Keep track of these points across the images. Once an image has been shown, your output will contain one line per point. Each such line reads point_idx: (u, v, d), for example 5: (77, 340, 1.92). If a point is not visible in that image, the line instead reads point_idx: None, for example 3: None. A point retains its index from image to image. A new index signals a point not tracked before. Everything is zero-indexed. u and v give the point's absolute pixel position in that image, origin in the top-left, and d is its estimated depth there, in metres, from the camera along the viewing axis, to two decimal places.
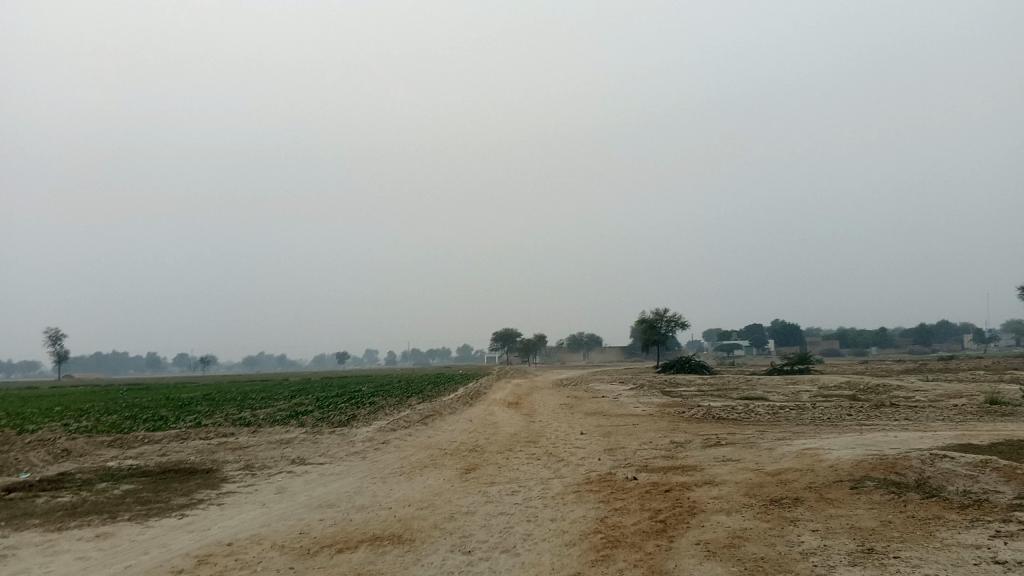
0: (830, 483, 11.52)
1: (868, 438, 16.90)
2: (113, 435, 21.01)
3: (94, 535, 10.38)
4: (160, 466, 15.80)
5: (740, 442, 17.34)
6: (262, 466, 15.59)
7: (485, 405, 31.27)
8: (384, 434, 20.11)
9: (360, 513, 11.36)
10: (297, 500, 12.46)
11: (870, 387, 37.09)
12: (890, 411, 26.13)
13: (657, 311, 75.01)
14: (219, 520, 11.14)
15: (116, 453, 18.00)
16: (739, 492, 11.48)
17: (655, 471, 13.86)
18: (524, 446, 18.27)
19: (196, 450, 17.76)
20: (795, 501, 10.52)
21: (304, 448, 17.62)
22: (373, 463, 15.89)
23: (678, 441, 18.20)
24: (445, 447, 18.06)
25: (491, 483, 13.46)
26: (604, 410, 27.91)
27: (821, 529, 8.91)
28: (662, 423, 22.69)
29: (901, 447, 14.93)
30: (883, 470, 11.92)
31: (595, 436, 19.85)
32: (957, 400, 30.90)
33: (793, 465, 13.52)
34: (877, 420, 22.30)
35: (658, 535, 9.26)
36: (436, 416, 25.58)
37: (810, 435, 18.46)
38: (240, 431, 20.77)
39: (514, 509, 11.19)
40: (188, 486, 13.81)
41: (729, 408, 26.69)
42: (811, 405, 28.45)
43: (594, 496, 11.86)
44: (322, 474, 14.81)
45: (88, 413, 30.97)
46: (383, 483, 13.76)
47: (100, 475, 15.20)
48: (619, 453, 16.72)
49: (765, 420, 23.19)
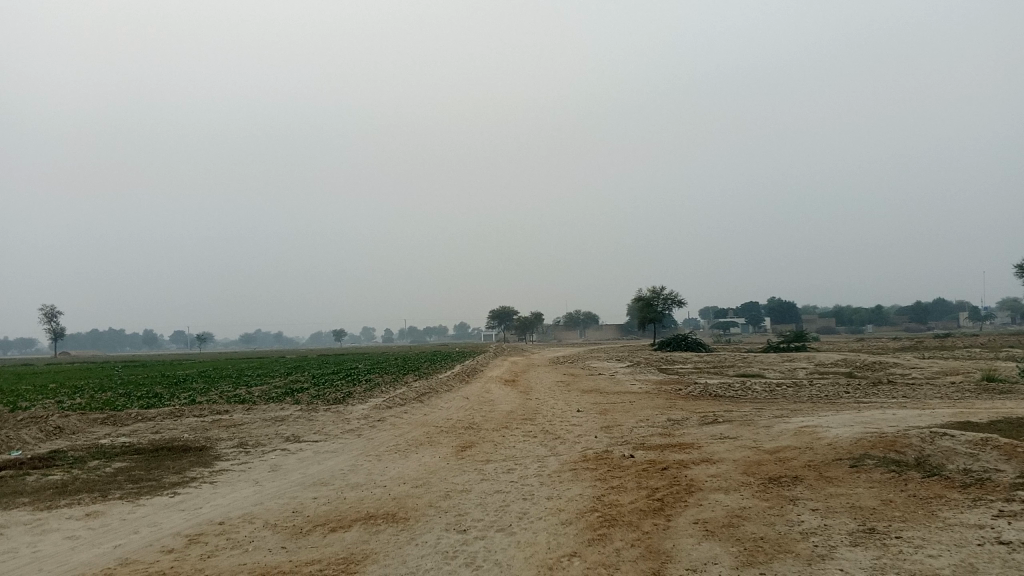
0: (829, 462, 11.40)
1: (866, 416, 16.80)
2: (106, 413, 20.86)
3: (84, 514, 10.23)
4: (154, 444, 15.65)
5: (738, 419, 17.24)
6: (256, 444, 15.44)
7: (482, 382, 31.15)
8: (379, 411, 20.02)
9: (354, 491, 11.22)
10: (291, 478, 12.32)
11: (866, 364, 37.08)
12: (888, 388, 26.07)
13: (654, 288, 74.94)
14: (211, 499, 10.99)
15: (109, 431, 17.83)
16: (737, 470, 11.36)
17: (652, 449, 13.74)
18: (520, 423, 18.16)
19: (190, 427, 17.62)
20: (793, 479, 10.39)
21: (298, 426, 17.50)
22: (368, 441, 15.75)
23: (675, 418, 18.10)
24: (441, 424, 17.94)
25: (486, 461, 13.33)
26: (600, 387, 27.82)
27: (821, 508, 8.78)
28: (659, 401, 22.59)
29: (900, 425, 14.82)
30: (883, 449, 11.80)
31: (592, 413, 19.75)
32: (954, 377, 30.90)
33: (791, 443, 13.40)
34: (875, 398, 22.21)
35: (656, 514, 9.13)
36: (432, 394, 25.46)
37: (807, 412, 18.36)
38: (235, 409, 20.63)
39: (510, 487, 11.06)
40: (181, 464, 13.67)
41: (726, 385, 26.59)
42: (807, 382, 28.43)
43: (591, 474, 11.72)
44: (316, 451, 14.67)
45: (83, 391, 30.75)
46: (377, 460, 13.62)
47: (92, 452, 15.05)
48: (616, 430, 16.62)
49: (762, 398, 23.11)
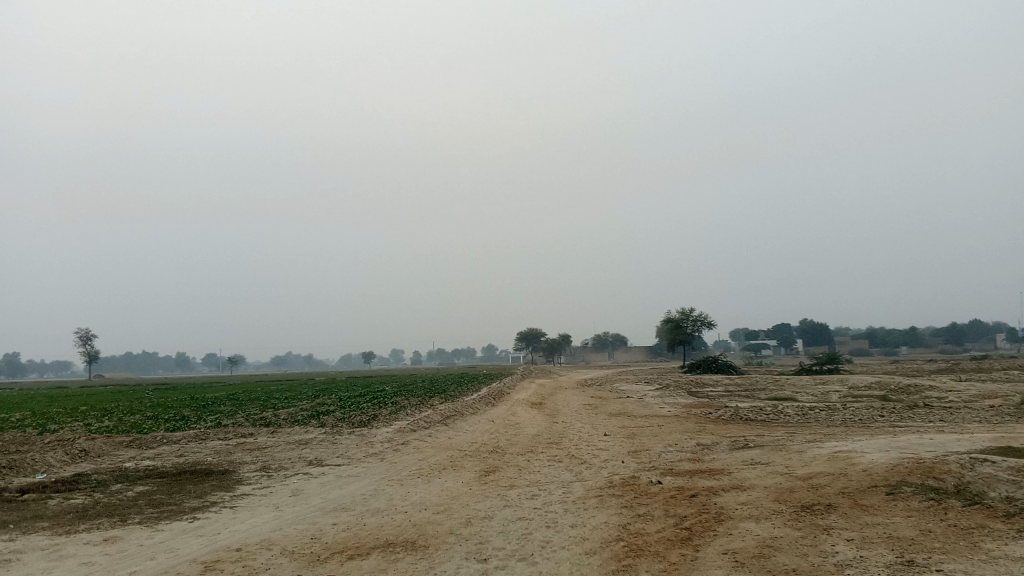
0: (864, 489, 11.00)
1: (903, 441, 16.28)
2: (133, 436, 20.88)
3: (102, 539, 10.13)
4: (177, 467, 15.60)
5: (769, 444, 16.81)
6: (279, 467, 15.33)
7: (508, 405, 30.86)
8: (404, 434, 19.84)
9: (374, 517, 11.02)
10: (311, 503, 12.15)
11: (901, 387, 36.27)
12: (924, 412, 25.42)
13: (683, 310, 74.25)
14: (229, 524, 10.85)
15: (134, 454, 17.84)
16: (768, 497, 10.99)
17: (680, 475, 13.38)
18: (546, 447, 17.87)
19: (214, 450, 17.56)
20: (827, 507, 10.02)
21: (322, 449, 17.38)
22: (391, 465, 15.56)
23: (705, 443, 17.69)
24: (466, 448, 17.71)
25: (510, 486, 13.06)
26: (628, 411, 27.44)
27: (856, 539, 8.41)
28: (689, 424, 22.15)
29: (938, 451, 14.33)
30: (921, 476, 11.36)
31: (619, 437, 19.39)
32: (993, 401, 30.06)
33: (825, 468, 12.98)
34: (911, 422, 21.60)
35: (683, 543, 8.81)
36: (458, 417, 25.24)
37: (841, 437, 17.85)
38: (259, 432, 20.56)
39: (534, 514, 10.79)
40: (202, 488, 13.55)
41: (756, 408, 26.08)
42: (841, 406, 27.83)
43: (617, 501, 11.40)
44: (339, 475, 14.50)
45: (112, 413, 30.95)
46: (400, 485, 13.41)
47: (116, 476, 15.01)
48: (643, 455, 16.27)
49: (794, 421, 22.61)
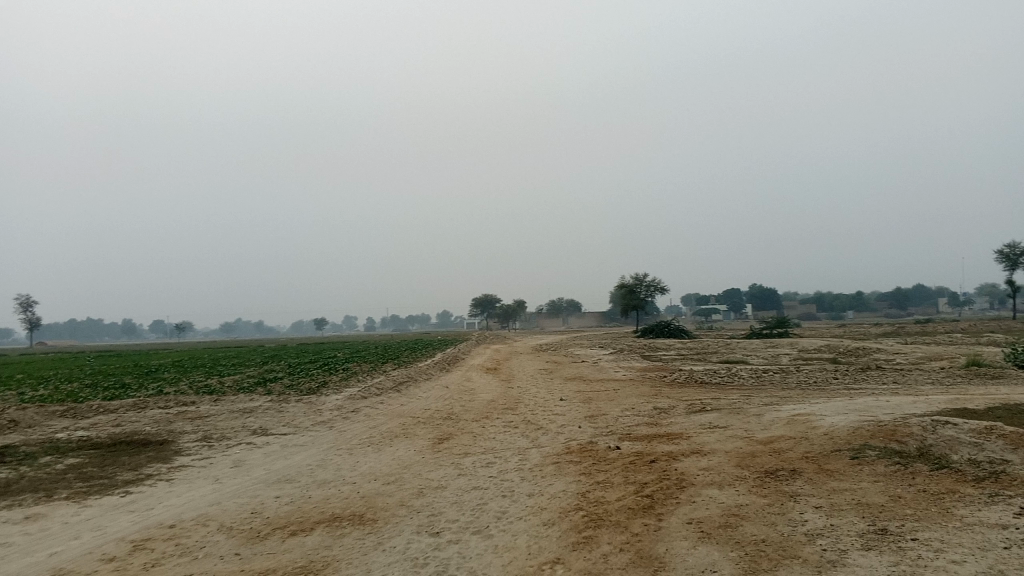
0: (828, 453, 10.71)
1: (860, 403, 16.16)
2: (67, 405, 19.89)
3: (23, 517, 9.38)
4: (112, 437, 14.78)
5: (727, 407, 16.56)
6: (221, 438, 14.60)
7: (462, 370, 30.33)
8: (354, 401, 19.23)
9: (320, 489, 10.44)
10: (253, 475, 11.48)
11: (850, 350, 36.66)
12: (877, 374, 25.60)
13: (636, 276, 74.27)
14: (163, 499, 10.16)
15: (67, 424, 16.96)
16: (730, 462, 10.64)
17: (639, 440, 12.98)
18: (502, 413, 17.40)
19: (154, 419, 16.77)
20: (792, 473, 9.69)
21: (267, 417, 16.70)
22: (340, 433, 14.93)
23: (662, 406, 17.40)
24: (418, 415, 17.16)
25: (464, 454, 12.55)
26: (583, 375, 27.17)
27: (825, 506, 8.07)
28: (644, 388, 21.87)
29: (896, 413, 14.19)
30: (883, 438, 11.14)
31: (575, 402, 19.03)
32: (940, 363, 30.49)
33: (784, 432, 12.70)
34: (865, 384, 21.59)
35: (646, 513, 8.40)
36: (410, 383, 24.59)
37: (798, 400, 17.69)
38: (202, 400, 19.77)
39: (488, 484, 10.30)
40: (138, 460, 12.82)
41: (712, 371, 25.96)
42: (795, 368, 27.90)
43: (575, 468, 10.96)
44: (284, 445, 13.85)
45: (49, 381, 29.70)
46: (349, 455, 12.81)
47: (46, 448, 14.14)
48: (600, 420, 15.89)
49: (749, 385, 22.46)
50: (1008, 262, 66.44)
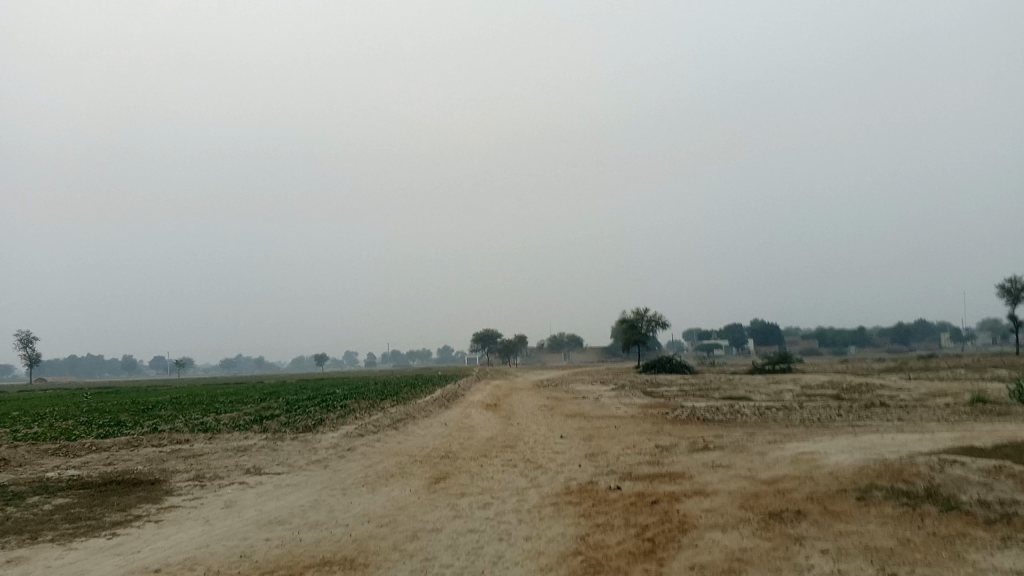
0: (834, 494, 10.43)
1: (865, 441, 15.89)
2: (59, 443, 19.60)
3: (5, 560, 9.13)
4: (103, 477, 14.51)
5: (730, 445, 16.28)
6: (214, 477, 14.34)
7: (462, 407, 30.01)
8: (350, 439, 18.96)
9: (313, 531, 10.17)
10: (244, 516, 11.20)
11: (853, 386, 36.32)
12: (881, 411, 25.31)
13: (637, 311, 74.05)
14: (150, 541, 9.89)
15: (58, 463, 16.68)
16: (734, 503, 10.37)
17: (640, 480, 12.70)
18: (500, 451, 17.12)
19: (146, 458, 16.50)
20: (797, 515, 9.42)
21: (261, 456, 16.42)
22: (335, 472, 14.66)
23: (664, 444, 17.11)
24: (416, 453, 16.88)
25: (461, 495, 12.28)
26: (584, 412, 26.87)
27: (832, 551, 7.81)
28: (646, 426, 21.58)
29: (902, 451, 13.91)
30: (890, 478, 10.88)
31: (575, 439, 18.73)
32: (944, 399, 30.16)
33: (789, 472, 12.42)
34: (869, 421, 21.28)
35: (648, 557, 8.13)
36: (408, 420, 24.29)
37: (802, 437, 17.40)
38: (196, 438, 19.49)
39: (485, 526, 10.03)
40: (127, 500, 12.55)
41: (714, 408, 25.65)
42: (798, 405, 27.59)
43: (575, 510, 10.69)
44: (278, 485, 13.58)
45: (44, 419, 29.40)
46: (343, 495, 12.54)
47: (35, 487, 13.88)
48: (600, 458, 15.61)
49: (752, 422, 22.16)
50: (1010, 297, 66.18)
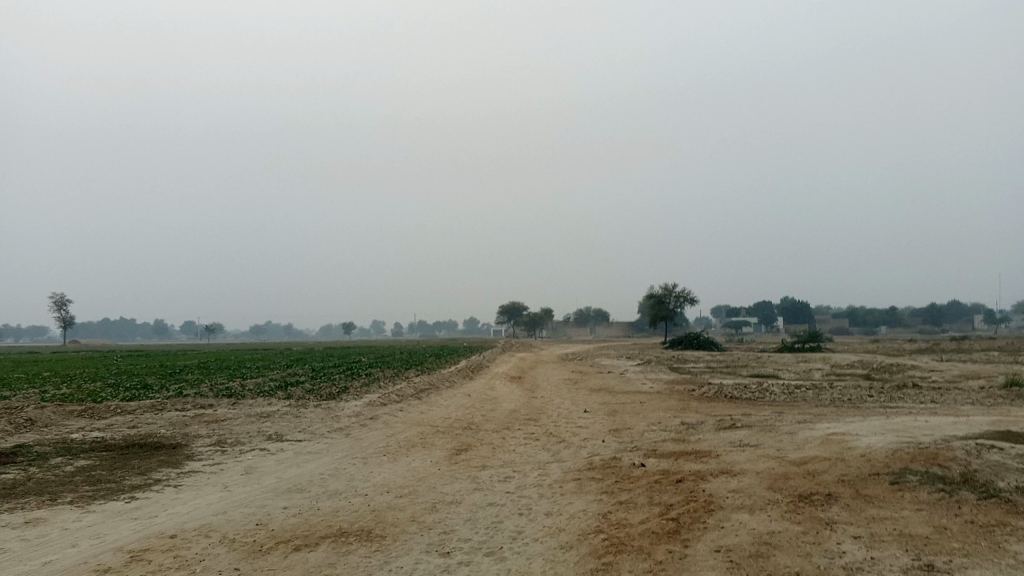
0: (866, 477, 10.09)
1: (897, 423, 15.46)
2: (86, 404, 19.72)
3: (23, 521, 9.08)
4: (126, 439, 14.53)
5: (758, 424, 15.92)
6: (235, 442, 14.29)
7: (486, 379, 29.87)
8: (373, 408, 18.85)
9: (331, 500, 10.03)
10: (263, 483, 11.11)
11: (883, 366, 35.73)
12: (914, 392, 24.79)
13: (666, 286, 73.44)
14: (168, 506, 9.81)
15: (84, 424, 16.76)
16: (762, 484, 10.06)
17: (665, 457, 12.42)
18: (523, 424, 16.92)
19: (170, 422, 16.51)
20: (827, 498, 9.09)
21: (283, 423, 16.37)
22: (356, 441, 14.54)
23: (690, 422, 16.80)
24: (438, 424, 16.72)
25: (482, 467, 12.08)
26: (609, 386, 26.61)
27: (865, 536, 7.50)
28: (672, 402, 21.26)
29: (936, 435, 13.49)
30: (925, 462, 10.51)
31: (600, 415, 18.49)
32: (978, 382, 29.48)
33: (818, 453, 12.07)
34: (902, 403, 20.79)
35: (671, 538, 7.87)
36: (432, 390, 24.19)
37: (831, 418, 17.00)
38: (220, 403, 19.51)
39: (505, 500, 9.83)
40: (148, 464, 12.52)
41: (742, 386, 25.24)
42: (828, 385, 27.09)
43: (597, 486, 10.45)
44: (298, 452, 13.49)
45: (74, 380, 29.72)
46: (363, 464, 12.40)
47: (58, 448, 13.92)
48: (625, 434, 15.36)
49: (780, 401, 21.76)
50: None
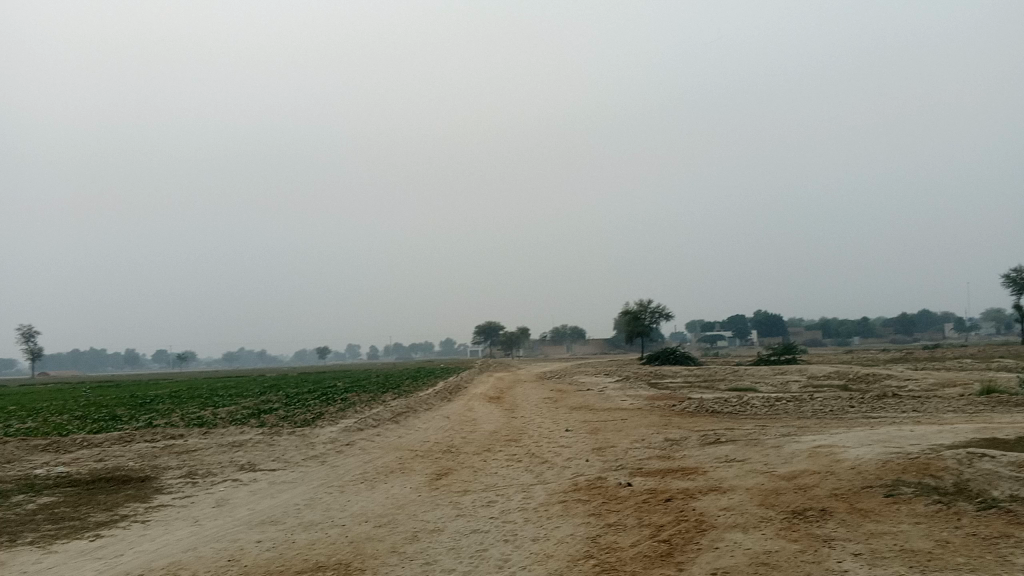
0: (859, 490, 9.84)
1: (883, 434, 15.27)
2: (50, 438, 19.05)
3: None
4: (93, 473, 13.95)
5: (743, 438, 15.66)
6: (206, 474, 13.79)
7: (464, 400, 29.43)
8: (349, 434, 18.37)
9: (307, 532, 9.60)
10: (236, 516, 10.63)
11: (860, 376, 35.76)
12: (893, 402, 24.72)
13: (641, 302, 73.42)
14: (134, 544, 9.31)
15: (48, 459, 16.15)
16: (753, 501, 9.76)
17: (651, 476, 12.09)
18: (504, 445, 16.54)
19: (138, 454, 15.93)
20: (821, 513, 8.81)
21: (257, 452, 15.86)
22: (332, 469, 14.09)
23: (673, 438, 16.50)
24: (417, 448, 16.31)
25: (463, 492, 11.69)
26: (589, 404, 26.31)
27: (865, 553, 7.22)
28: (654, 418, 20.97)
29: (923, 444, 13.29)
30: (916, 473, 10.29)
31: (582, 433, 18.16)
32: (956, 390, 29.49)
33: (807, 467, 11.81)
34: (884, 413, 20.64)
35: (665, 561, 7.54)
36: (409, 414, 23.72)
37: (816, 430, 16.78)
38: (191, 433, 18.95)
39: (489, 526, 9.46)
40: (115, 499, 11.99)
41: (723, 400, 25.03)
42: (808, 396, 26.92)
43: (584, 508, 10.10)
44: (272, 482, 13.01)
45: (40, 413, 28.84)
46: (340, 493, 11.95)
47: (21, 485, 13.32)
48: (608, 452, 15.03)
49: (762, 414, 21.54)
50: (1014, 286, 65.36)
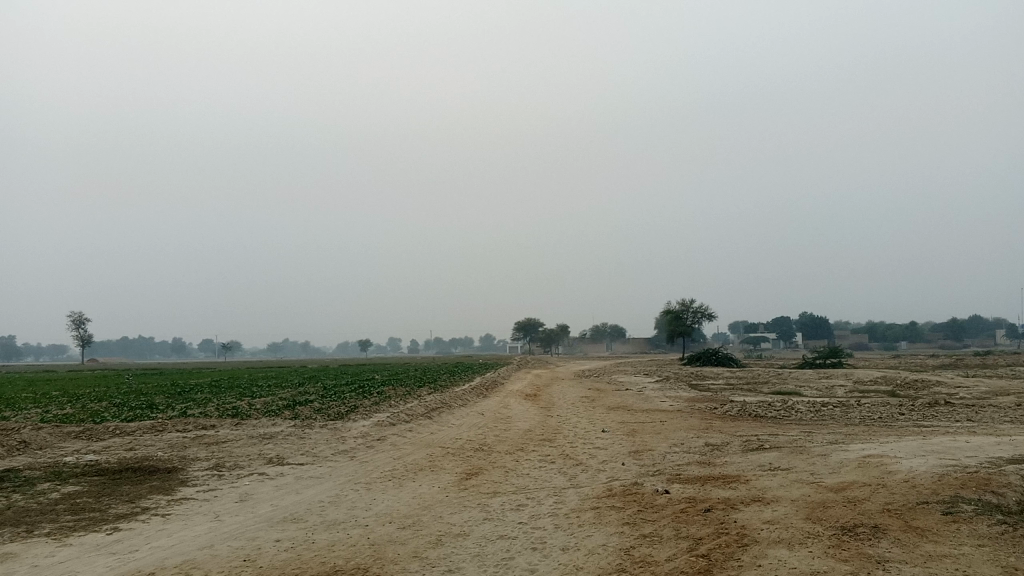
0: (913, 505, 9.20)
1: (937, 444, 14.47)
2: (84, 426, 19.02)
3: None
4: (120, 463, 13.78)
5: (787, 445, 14.98)
6: (233, 466, 13.55)
7: (501, 397, 29.01)
8: (381, 429, 18.06)
9: (329, 532, 9.23)
10: (257, 512, 10.30)
11: (908, 382, 34.57)
12: (946, 410, 23.69)
13: (683, 302, 72.29)
14: (150, 539, 9.03)
15: (79, 447, 16.07)
16: (799, 515, 9.14)
17: (690, 483, 11.51)
18: (538, 445, 16.08)
19: (168, 444, 15.78)
20: (874, 531, 8.18)
21: (286, 445, 15.60)
22: (361, 465, 13.74)
23: (714, 443, 15.87)
24: (448, 445, 15.93)
25: (493, 494, 11.23)
26: (627, 404, 25.70)
27: None
28: (694, 421, 20.32)
29: (981, 457, 12.50)
30: (976, 489, 9.60)
31: (619, 434, 17.62)
32: (1011, 398, 28.24)
33: (857, 478, 11.13)
34: (936, 422, 19.70)
35: None
36: (444, 409, 23.36)
37: (866, 438, 16.00)
38: (223, 424, 18.76)
39: (517, 532, 9.00)
40: (139, 490, 11.77)
41: (766, 403, 24.24)
42: (855, 402, 25.96)
43: (618, 516, 9.59)
44: (298, 477, 12.70)
45: (80, 399, 29.03)
46: (366, 491, 11.59)
47: (48, 473, 13.20)
48: (646, 456, 14.47)
49: (807, 420, 20.74)
50: None
